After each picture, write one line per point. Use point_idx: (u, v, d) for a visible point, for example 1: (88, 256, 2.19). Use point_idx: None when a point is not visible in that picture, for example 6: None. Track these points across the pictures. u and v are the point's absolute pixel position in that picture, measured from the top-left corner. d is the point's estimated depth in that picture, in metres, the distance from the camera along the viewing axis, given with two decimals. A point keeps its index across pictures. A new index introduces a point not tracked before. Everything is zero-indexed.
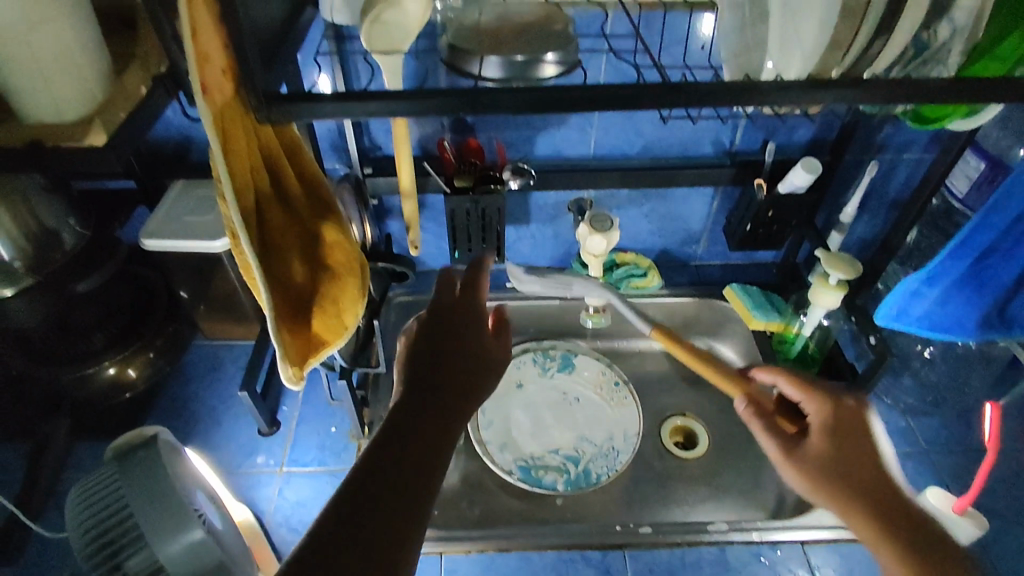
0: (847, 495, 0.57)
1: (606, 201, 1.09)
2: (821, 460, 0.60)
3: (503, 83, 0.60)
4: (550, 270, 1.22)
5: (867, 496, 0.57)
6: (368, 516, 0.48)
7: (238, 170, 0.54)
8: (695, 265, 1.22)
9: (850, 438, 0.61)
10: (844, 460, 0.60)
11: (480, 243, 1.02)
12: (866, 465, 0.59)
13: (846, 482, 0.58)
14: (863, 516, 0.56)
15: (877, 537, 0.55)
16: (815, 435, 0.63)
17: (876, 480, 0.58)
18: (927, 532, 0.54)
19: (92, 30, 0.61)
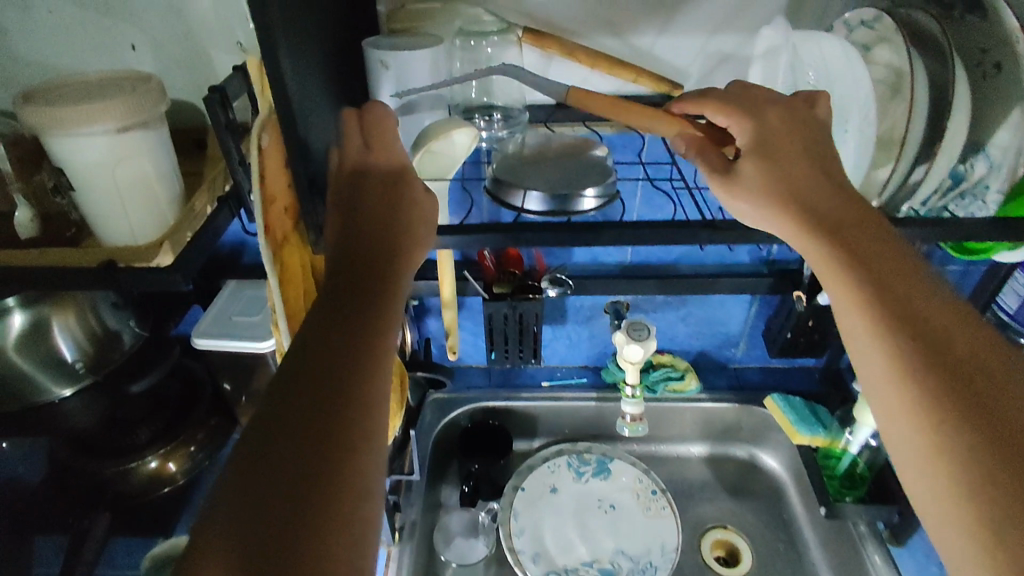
0: (854, 273, 0.47)
1: (643, 304, 1.10)
2: (827, 235, 0.50)
3: (545, 216, 0.64)
4: (585, 369, 1.20)
5: (882, 282, 0.46)
6: (308, 384, 0.43)
7: (292, 300, 0.58)
8: (734, 367, 1.20)
9: (827, 203, 0.52)
10: (848, 236, 0.50)
11: (518, 345, 1.04)
12: (863, 235, 0.50)
13: (847, 254, 0.48)
14: (874, 293, 0.46)
15: (891, 328, 0.45)
16: (801, 212, 0.52)
17: (879, 254, 0.48)
18: (942, 311, 0.45)
19: (170, 162, 0.68)
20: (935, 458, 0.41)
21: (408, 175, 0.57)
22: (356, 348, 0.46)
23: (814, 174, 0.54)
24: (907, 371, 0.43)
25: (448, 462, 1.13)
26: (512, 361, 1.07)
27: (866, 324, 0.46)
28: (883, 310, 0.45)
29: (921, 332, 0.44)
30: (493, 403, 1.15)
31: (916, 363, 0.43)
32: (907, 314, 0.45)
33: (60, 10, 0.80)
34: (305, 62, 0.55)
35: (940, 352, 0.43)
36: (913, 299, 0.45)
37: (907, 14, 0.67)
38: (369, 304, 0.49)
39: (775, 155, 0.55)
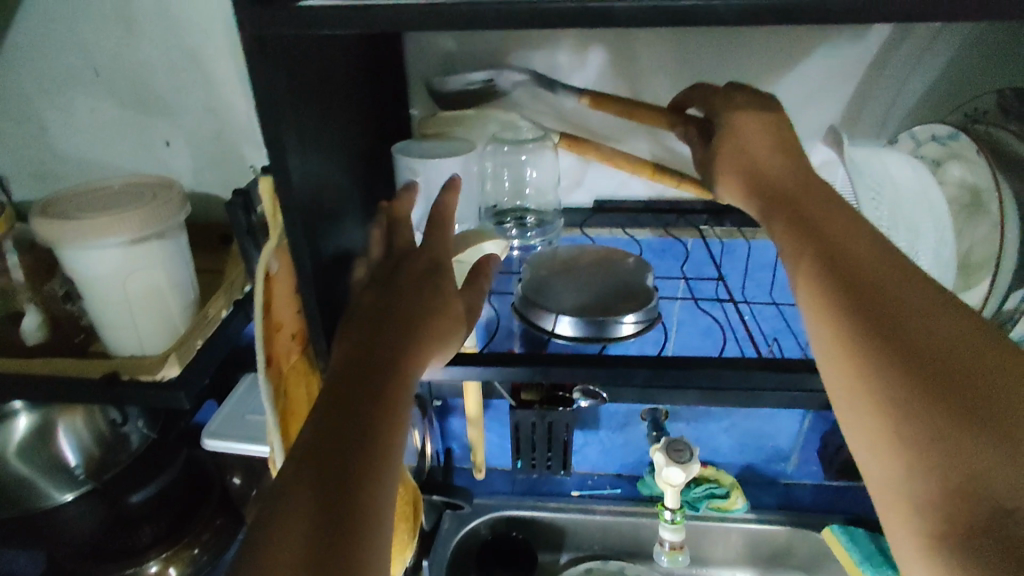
0: (827, 281, 0.41)
1: (683, 412, 1.01)
2: (806, 240, 0.44)
3: (577, 343, 0.60)
4: (619, 478, 1.10)
5: (880, 318, 0.38)
6: (315, 499, 0.38)
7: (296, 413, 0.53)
8: (784, 483, 1.09)
9: (809, 206, 0.46)
10: (831, 243, 0.43)
11: (546, 455, 0.96)
12: (852, 236, 0.43)
13: (827, 266, 0.42)
14: (847, 308, 0.40)
15: (867, 353, 0.38)
16: (778, 221, 0.47)
17: (881, 281, 0.40)
18: (958, 335, 0.37)
19: (185, 268, 0.65)
20: (913, 516, 0.34)
21: (438, 273, 0.53)
22: (371, 426, 0.42)
23: (814, 192, 0.48)
24: (884, 406, 0.36)
25: None
26: (540, 472, 0.99)
27: (840, 350, 0.39)
28: (861, 328, 0.39)
29: (901, 346, 0.37)
30: (518, 511, 1.06)
31: (912, 409, 0.35)
32: (884, 329, 0.38)
33: (101, 109, 0.80)
34: (325, 181, 0.52)
35: (950, 396, 0.35)
36: (928, 335, 0.37)
37: (987, 129, 0.60)
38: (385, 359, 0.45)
39: (749, 167, 0.52)
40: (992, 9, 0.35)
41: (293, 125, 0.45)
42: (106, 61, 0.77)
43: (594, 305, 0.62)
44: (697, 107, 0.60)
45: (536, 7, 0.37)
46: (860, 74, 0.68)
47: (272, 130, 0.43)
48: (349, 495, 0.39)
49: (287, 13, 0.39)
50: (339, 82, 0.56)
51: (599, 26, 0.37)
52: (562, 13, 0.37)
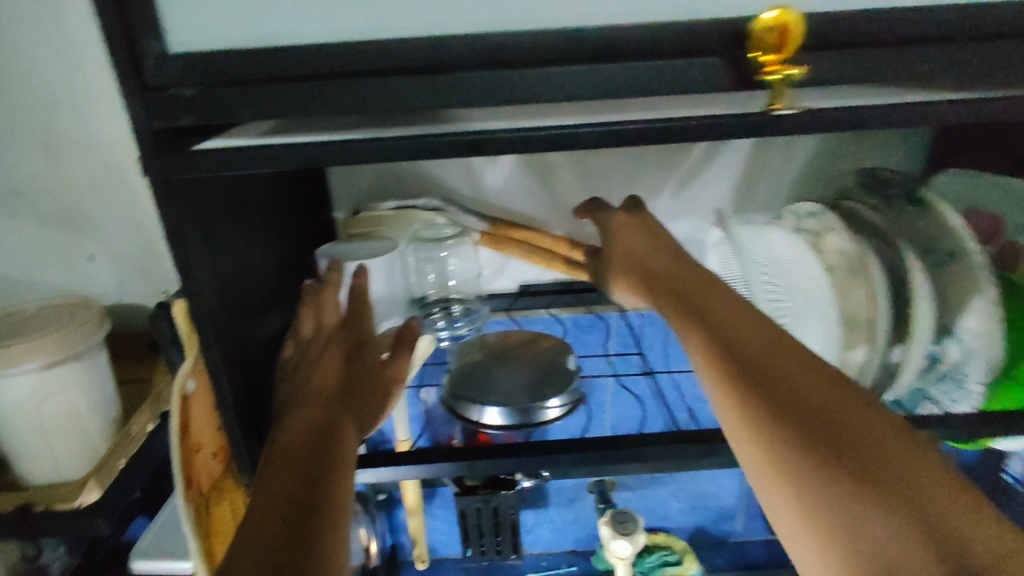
0: (717, 358, 0.43)
1: (628, 481, 1.02)
2: (693, 323, 0.47)
3: (505, 430, 0.62)
4: (575, 554, 1.09)
5: (748, 361, 0.42)
6: (273, 539, 0.39)
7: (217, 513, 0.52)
8: (735, 541, 1.10)
9: (695, 292, 0.50)
10: (695, 307, 0.48)
11: (496, 539, 0.95)
12: (731, 312, 0.47)
13: (692, 327, 0.47)
14: (737, 381, 0.42)
15: (764, 421, 0.39)
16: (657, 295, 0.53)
17: (742, 331, 0.45)
18: (806, 367, 0.41)
19: (106, 387, 0.64)
20: (816, 532, 0.35)
21: (363, 352, 0.57)
22: (320, 472, 0.44)
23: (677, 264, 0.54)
24: (755, 432, 0.39)
25: None
26: (491, 557, 0.97)
27: (716, 391, 0.43)
28: (754, 394, 0.41)
29: (791, 406, 0.39)
30: None
31: (793, 433, 0.38)
32: (773, 392, 0.40)
33: (21, 228, 0.80)
34: (245, 295, 0.54)
35: (819, 416, 0.38)
36: (786, 370, 0.41)
37: (852, 205, 0.67)
38: (299, 429, 0.48)
39: (629, 252, 0.58)
40: (815, 125, 0.41)
41: (206, 248, 0.47)
42: (26, 181, 0.77)
43: (518, 390, 0.65)
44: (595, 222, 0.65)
45: (424, 140, 0.42)
46: (741, 159, 0.76)
47: (181, 259, 0.45)
48: (309, 532, 0.39)
49: (193, 154, 0.42)
50: (256, 198, 0.58)
51: (483, 150, 0.42)
52: (447, 142, 0.42)
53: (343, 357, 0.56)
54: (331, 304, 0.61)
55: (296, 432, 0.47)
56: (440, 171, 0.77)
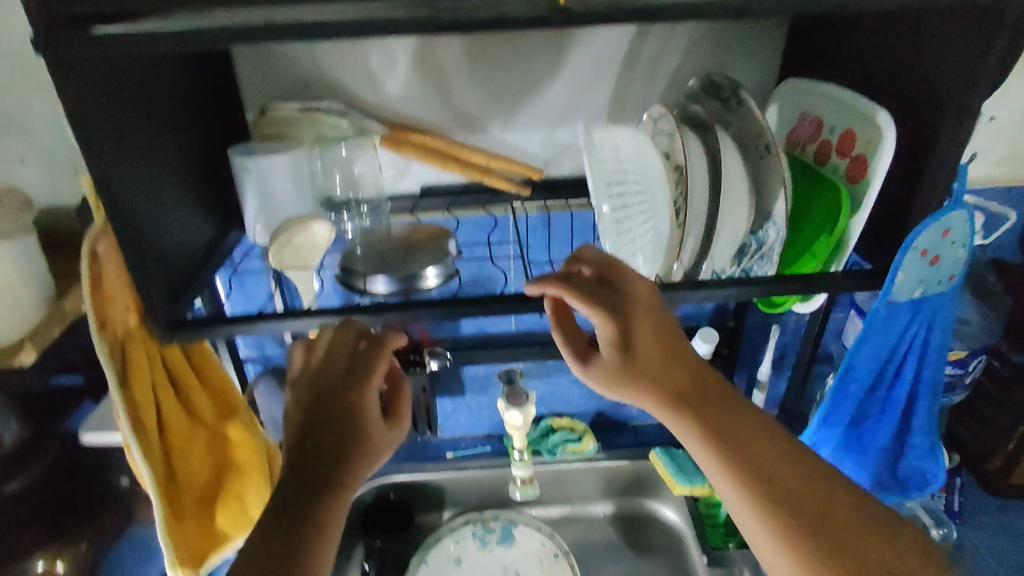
0: (737, 464, 0.62)
1: (534, 370, 1.16)
2: (734, 459, 0.62)
3: (390, 297, 0.72)
4: (491, 437, 1.23)
5: (752, 463, 0.62)
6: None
7: (139, 397, 0.62)
8: (632, 425, 1.25)
9: (714, 395, 0.66)
10: (703, 403, 0.65)
11: (412, 417, 1.09)
12: (757, 434, 0.64)
13: (704, 434, 0.64)
14: (746, 487, 0.61)
15: (796, 536, 0.59)
16: (659, 392, 0.66)
17: (738, 429, 0.64)
18: (771, 457, 0.62)
19: (36, 266, 0.72)
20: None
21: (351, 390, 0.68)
22: (305, 518, 0.59)
23: (666, 359, 0.67)
24: (768, 518, 0.60)
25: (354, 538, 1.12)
26: (411, 433, 1.11)
27: (732, 482, 0.62)
28: (762, 498, 0.60)
29: (790, 505, 0.60)
30: (399, 477, 1.16)
31: (788, 522, 0.59)
32: (809, 514, 0.59)
33: None
34: (147, 173, 0.63)
35: (802, 505, 0.60)
36: (774, 469, 0.62)
37: (688, 108, 0.79)
38: (288, 501, 0.60)
39: (630, 330, 0.67)
40: None
41: (104, 125, 0.55)
42: None
43: (402, 265, 0.74)
44: (587, 269, 0.70)
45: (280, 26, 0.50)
46: (615, 68, 0.85)
47: (81, 129, 0.53)
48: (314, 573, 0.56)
49: (79, 37, 0.49)
50: (158, 92, 0.66)
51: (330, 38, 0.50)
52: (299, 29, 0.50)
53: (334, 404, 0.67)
54: (329, 360, 0.69)
55: (285, 502, 0.61)
56: (344, 78, 0.84)
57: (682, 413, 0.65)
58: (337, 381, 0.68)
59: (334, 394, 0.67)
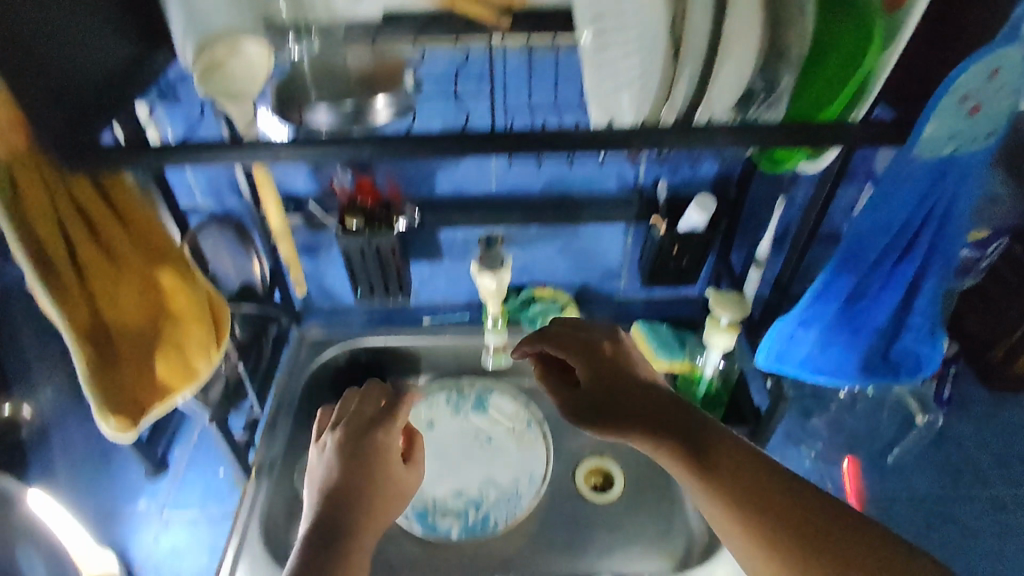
0: (706, 481, 0.59)
1: (517, 237, 1.08)
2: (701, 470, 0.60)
3: (334, 126, 0.71)
4: (470, 306, 1.18)
5: (725, 476, 0.59)
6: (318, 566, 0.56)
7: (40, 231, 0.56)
8: (618, 300, 1.19)
9: (682, 421, 0.64)
10: (671, 421, 0.64)
11: (383, 280, 1.02)
12: (725, 450, 0.61)
13: (673, 442, 0.62)
14: (721, 492, 0.59)
15: (784, 551, 0.55)
16: (629, 416, 0.66)
17: (713, 447, 0.61)
18: (752, 473, 0.59)
19: None
20: None
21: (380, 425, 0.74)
22: (353, 522, 0.62)
23: (632, 388, 0.70)
24: (758, 536, 0.56)
25: (325, 397, 1.11)
26: (383, 297, 1.05)
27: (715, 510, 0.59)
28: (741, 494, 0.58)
29: (776, 514, 0.57)
30: (374, 340, 1.13)
31: (785, 546, 0.55)
32: (802, 534, 0.55)
33: None
34: None
35: (791, 523, 0.56)
36: (748, 475, 0.59)
37: None
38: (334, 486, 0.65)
39: (594, 373, 0.73)
40: None
41: None
42: None
43: (350, 94, 0.71)
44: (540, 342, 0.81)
45: None
46: None
47: None
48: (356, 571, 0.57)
49: None
50: None
51: None
52: None
53: (362, 431, 0.73)
54: (361, 405, 0.77)
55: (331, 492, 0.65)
56: None
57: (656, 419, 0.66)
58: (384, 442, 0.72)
59: (363, 422, 0.74)
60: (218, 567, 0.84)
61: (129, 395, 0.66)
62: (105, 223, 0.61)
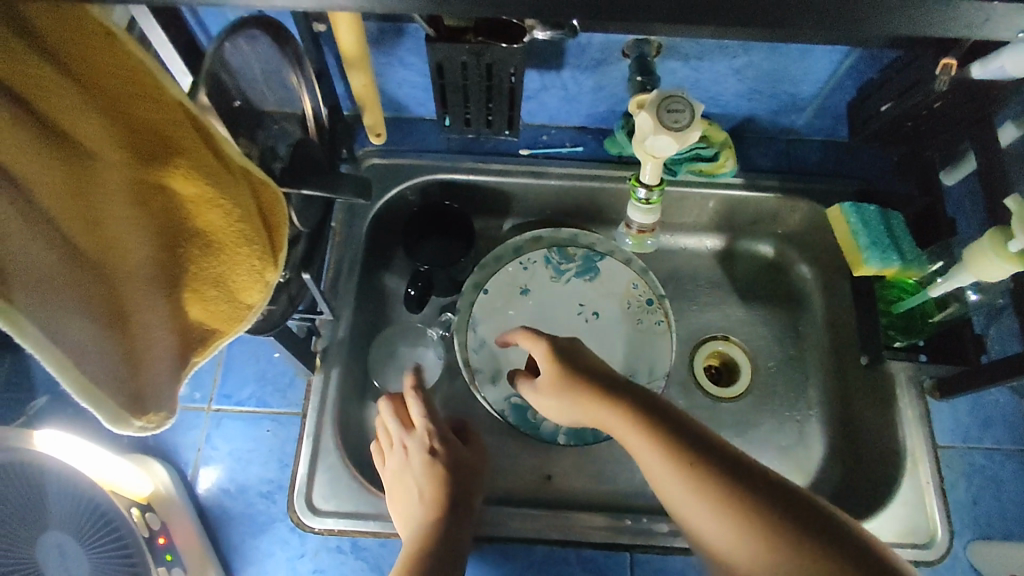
0: (658, 437, 0.52)
1: (682, 48, 0.70)
2: (632, 413, 0.55)
3: None
4: (583, 132, 0.85)
5: (659, 429, 0.53)
6: None
7: None
8: (786, 138, 0.86)
9: (632, 400, 0.56)
10: (627, 395, 0.57)
11: (485, 107, 0.68)
12: (646, 423, 0.54)
13: (622, 401, 0.56)
14: (665, 444, 0.52)
15: (743, 519, 0.47)
16: (596, 396, 0.58)
17: (645, 416, 0.54)
18: (664, 443, 0.52)
19: None
20: (758, 540, 0.46)
21: (466, 459, 0.69)
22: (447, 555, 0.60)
23: (596, 362, 0.61)
24: (711, 488, 0.49)
25: (392, 245, 0.85)
26: (477, 128, 0.72)
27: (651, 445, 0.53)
28: (742, 498, 0.47)
29: (712, 474, 0.49)
30: (453, 175, 0.82)
31: (764, 516, 0.46)
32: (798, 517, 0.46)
33: None
34: None
35: (769, 506, 0.47)
36: (671, 432, 0.52)
37: None
38: (432, 537, 0.61)
39: (577, 352, 0.62)
40: None
41: None
42: None
43: None
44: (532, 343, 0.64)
45: None
46: None
47: None
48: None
49: None
50: None
51: None
52: None
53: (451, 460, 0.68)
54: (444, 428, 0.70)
55: (428, 542, 0.60)
56: None
57: (613, 405, 0.56)
58: (464, 487, 0.67)
59: (450, 452, 0.69)
60: (289, 482, 0.69)
61: (153, 363, 0.42)
62: (38, 83, 0.32)
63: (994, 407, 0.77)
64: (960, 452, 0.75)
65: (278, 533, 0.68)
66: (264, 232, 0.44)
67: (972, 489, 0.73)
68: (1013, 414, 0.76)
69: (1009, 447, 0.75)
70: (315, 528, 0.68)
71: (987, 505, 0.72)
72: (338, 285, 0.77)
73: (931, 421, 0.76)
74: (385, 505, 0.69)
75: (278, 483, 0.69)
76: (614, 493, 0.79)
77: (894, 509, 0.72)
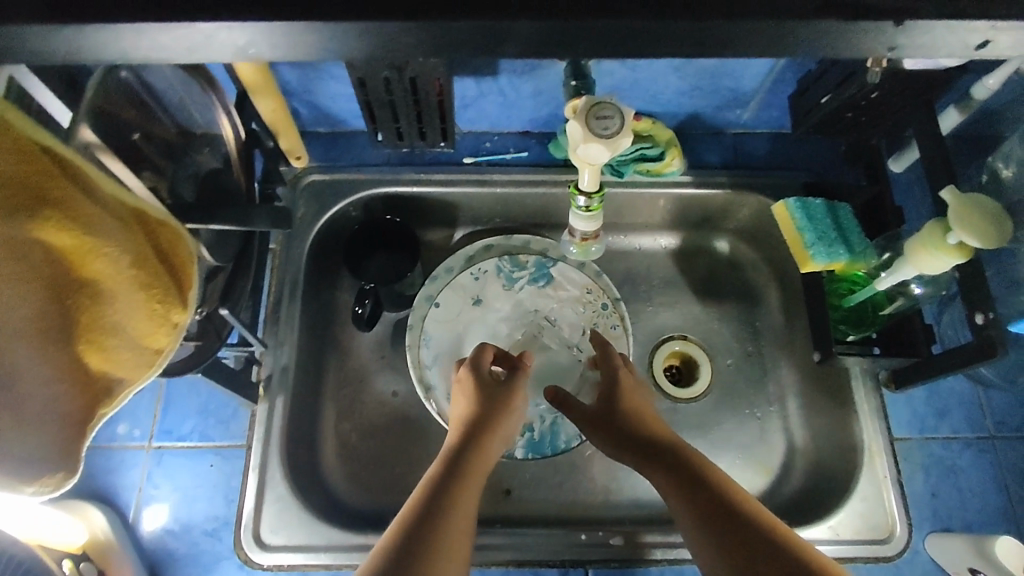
0: (701, 499, 0.57)
1: None
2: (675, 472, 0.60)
3: None
4: (527, 137, 0.83)
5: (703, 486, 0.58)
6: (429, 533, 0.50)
7: None
8: (733, 132, 0.85)
9: (682, 457, 0.61)
10: (677, 455, 0.62)
11: (416, 120, 0.66)
12: (693, 482, 0.58)
13: (669, 464, 0.61)
14: (706, 506, 0.56)
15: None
16: (648, 455, 0.63)
17: (690, 476, 0.59)
18: (707, 503, 0.56)
19: None
20: None
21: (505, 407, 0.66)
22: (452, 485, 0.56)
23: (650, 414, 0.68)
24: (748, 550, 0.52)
25: (337, 263, 0.83)
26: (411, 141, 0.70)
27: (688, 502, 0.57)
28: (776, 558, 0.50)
29: (750, 536, 0.53)
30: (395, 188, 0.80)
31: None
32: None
33: None
34: None
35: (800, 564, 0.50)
36: (715, 493, 0.57)
37: None
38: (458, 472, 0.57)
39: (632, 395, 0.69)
40: None
41: None
42: None
43: None
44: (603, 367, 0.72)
45: None
46: None
47: None
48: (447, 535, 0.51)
49: None
50: None
51: None
52: None
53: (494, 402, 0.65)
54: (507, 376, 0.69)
55: (446, 477, 0.56)
56: None
57: (659, 466, 0.61)
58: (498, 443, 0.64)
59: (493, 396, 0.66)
60: (235, 517, 0.67)
61: (43, 425, 0.39)
62: None
63: (951, 395, 0.76)
64: (917, 444, 0.75)
65: (226, 572, 0.66)
66: (163, 276, 0.42)
67: (929, 480, 0.73)
68: (969, 401, 0.76)
69: (965, 435, 0.75)
70: (265, 564, 0.66)
71: (946, 496, 0.72)
72: (278, 310, 0.74)
73: (887, 413, 0.75)
74: (337, 536, 0.67)
75: (224, 520, 0.67)
76: (576, 503, 0.78)
77: (853, 505, 0.72)
